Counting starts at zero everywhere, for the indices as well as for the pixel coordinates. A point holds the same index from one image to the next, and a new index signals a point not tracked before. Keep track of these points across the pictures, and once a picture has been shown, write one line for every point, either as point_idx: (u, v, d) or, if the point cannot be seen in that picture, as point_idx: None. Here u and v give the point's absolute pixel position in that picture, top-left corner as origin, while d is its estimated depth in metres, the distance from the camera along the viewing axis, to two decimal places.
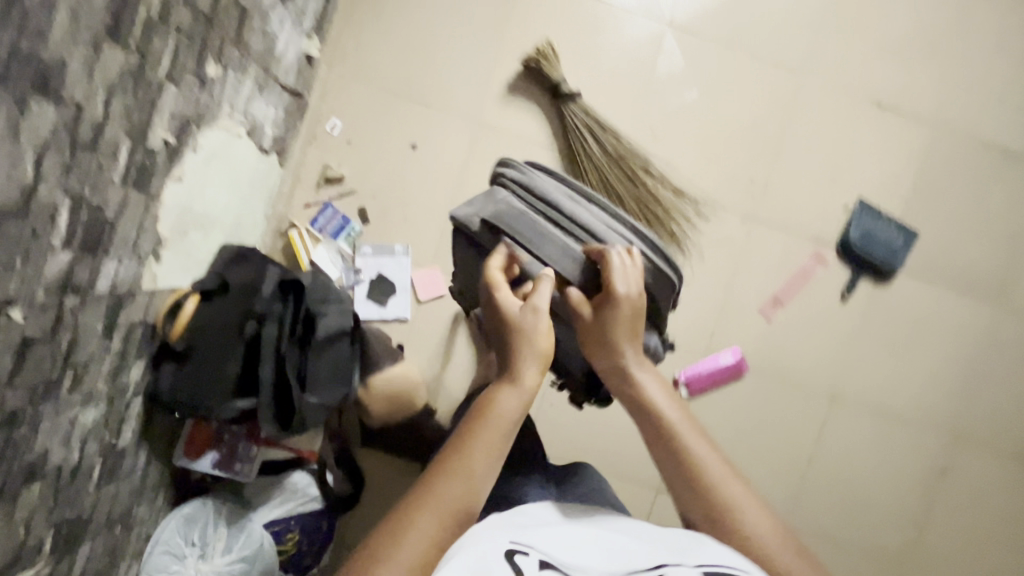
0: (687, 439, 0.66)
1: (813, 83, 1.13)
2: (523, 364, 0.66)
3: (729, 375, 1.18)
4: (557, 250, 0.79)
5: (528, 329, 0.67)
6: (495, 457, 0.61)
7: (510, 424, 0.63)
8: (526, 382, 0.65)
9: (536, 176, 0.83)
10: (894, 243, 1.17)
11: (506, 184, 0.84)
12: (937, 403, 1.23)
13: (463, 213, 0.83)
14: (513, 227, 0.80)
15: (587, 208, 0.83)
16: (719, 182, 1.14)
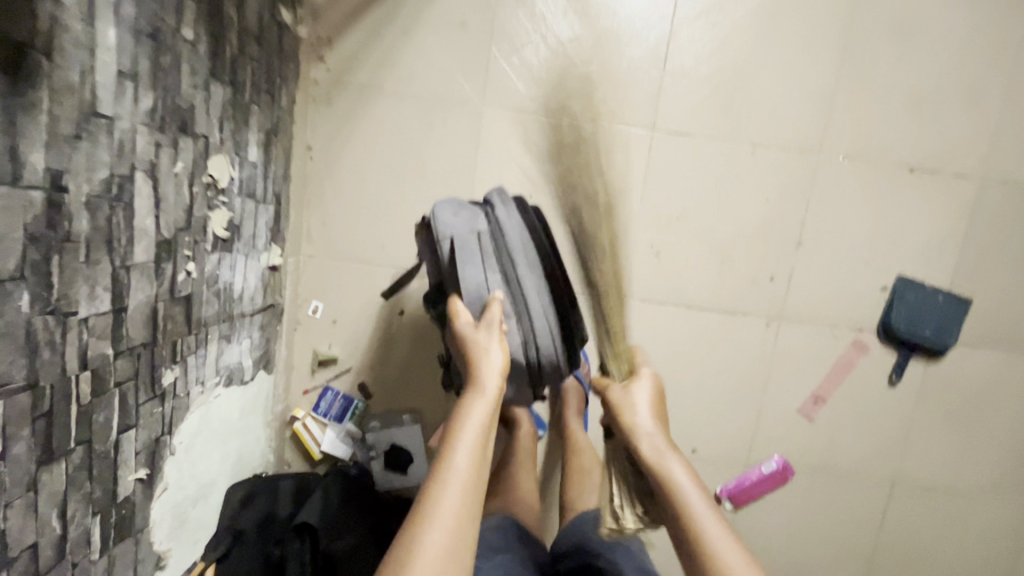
0: (728, 555, 0.62)
1: (825, 163, 1.00)
2: (483, 375, 0.70)
3: (776, 482, 1.10)
4: (473, 292, 0.77)
5: (483, 341, 0.72)
6: (478, 457, 0.65)
7: (484, 439, 0.67)
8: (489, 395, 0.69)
9: (520, 225, 0.81)
10: (944, 318, 1.04)
11: (492, 216, 0.81)
12: (1013, 475, 1.12)
13: (441, 216, 0.79)
14: (462, 250, 0.77)
15: (543, 285, 0.80)
16: (736, 288, 1.04)
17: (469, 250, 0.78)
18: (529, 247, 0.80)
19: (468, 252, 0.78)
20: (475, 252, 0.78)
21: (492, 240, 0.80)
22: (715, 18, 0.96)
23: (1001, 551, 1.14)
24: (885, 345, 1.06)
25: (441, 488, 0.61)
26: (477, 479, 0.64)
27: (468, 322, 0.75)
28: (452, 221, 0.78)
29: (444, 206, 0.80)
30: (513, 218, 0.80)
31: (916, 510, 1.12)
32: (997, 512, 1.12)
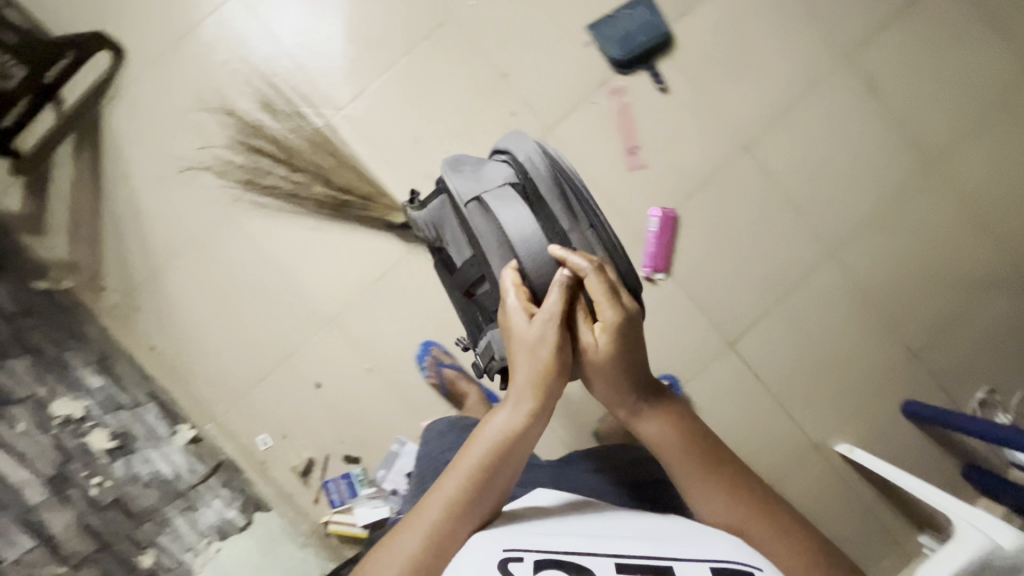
0: (728, 499, 0.68)
1: (463, 15, 1.16)
2: (513, 394, 0.70)
3: (672, 225, 1.19)
4: (528, 237, 0.82)
5: (532, 339, 0.71)
6: (495, 467, 0.66)
7: (485, 467, 0.66)
8: (508, 419, 0.68)
9: (539, 165, 0.92)
10: (643, 18, 1.16)
11: (512, 164, 0.95)
12: (810, 55, 1.21)
13: (460, 177, 0.94)
14: (498, 214, 0.86)
15: (581, 228, 0.89)
16: (500, 144, 1.17)
17: (507, 209, 0.86)
18: (558, 191, 0.90)
19: (509, 196, 0.87)
20: (513, 198, 0.87)
21: (520, 185, 0.90)
22: (303, 12, 1.14)
23: (865, 105, 1.22)
24: (630, 74, 1.19)
25: (434, 498, 0.64)
26: (469, 506, 0.64)
27: (513, 316, 0.74)
28: (477, 182, 0.91)
29: (475, 174, 0.93)
30: (535, 166, 0.92)
31: (778, 146, 1.22)
32: (828, 90, 1.21)
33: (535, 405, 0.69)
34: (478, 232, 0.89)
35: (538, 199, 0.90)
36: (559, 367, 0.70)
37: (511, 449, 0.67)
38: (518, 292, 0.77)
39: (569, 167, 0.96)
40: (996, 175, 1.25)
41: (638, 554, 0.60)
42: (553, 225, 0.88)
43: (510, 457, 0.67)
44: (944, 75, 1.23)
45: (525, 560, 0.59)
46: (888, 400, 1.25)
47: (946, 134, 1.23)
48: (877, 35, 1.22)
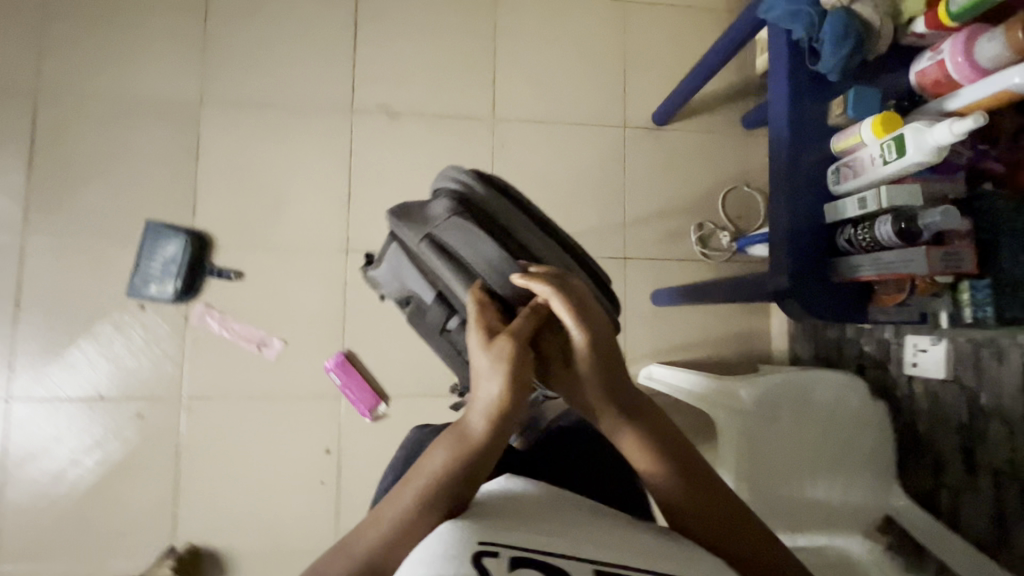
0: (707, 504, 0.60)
1: (20, 392, 1.08)
2: (475, 398, 0.61)
3: (350, 365, 1.15)
4: (486, 266, 0.71)
5: (490, 366, 0.60)
6: (430, 508, 0.58)
7: (453, 467, 0.59)
8: (475, 423, 0.61)
9: (483, 190, 0.74)
10: (160, 248, 1.11)
11: (448, 198, 0.74)
12: (321, 138, 1.20)
13: (401, 225, 0.75)
14: (458, 245, 0.72)
15: (546, 241, 0.75)
16: (153, 448, 1.10)
17: (468, 238, 0.71)
18: (508, 209, 0.75)
19: (462, 233, 0.71)
20: (468, 232, 0.71)
21: (468, 216, 0.72)
22: None
23: (401, 133, 1.22)
24: (200, 292, 1.13)
25: (363, 536, 0.58)
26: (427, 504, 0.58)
27: (470, 324, 0.65)
28: (426, 221, 0.73)
29: (415, 214, 0.75)
30: (479, 190, 0.74)
31: (369, 222, 1.19)
32: (362, 149, 1.21)
33: (480, 441, 0.60)
34: (434, 268, 0.74)
35: (486, 223, 0.73)
36: (522, 394, 0.60)
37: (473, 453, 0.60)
38: (479, 311, 0.65)
39: (516, 191, 0.79)
40: (544, 82, 1.28)
41: (617, 561, 0.52)
42: (510, 243, 0.73)
43: (477, 458, 0.60)
44: (432, 55, 1.24)
45: (498, 554, 0.50)
46: (638, 302, 1.26)
47: (477, 93, 1.25)
48: (355, 76, 1.21)
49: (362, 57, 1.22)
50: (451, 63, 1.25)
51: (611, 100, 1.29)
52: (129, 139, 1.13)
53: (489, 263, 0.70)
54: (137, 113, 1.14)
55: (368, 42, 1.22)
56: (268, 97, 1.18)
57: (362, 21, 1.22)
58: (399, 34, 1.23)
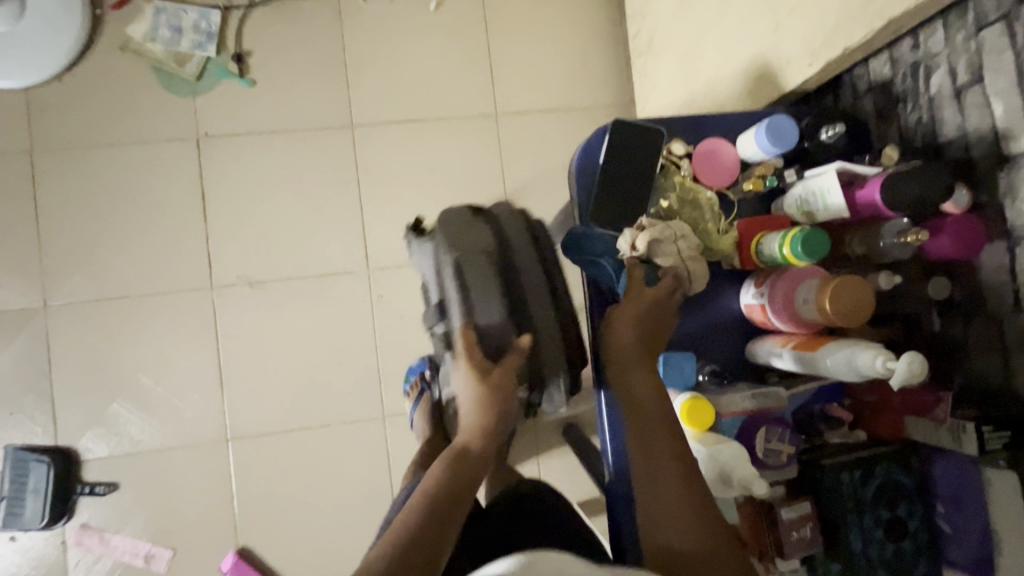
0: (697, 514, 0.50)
1: None
2: (464, 416, 0.69)
3: (246, 564, 1.08)
4: (489, 313, 0.68)
5: (488, 389, 0.66)
6: (435, 524, 0.59)
7: (449, 481, 0.64)
8: (468, 436, 0.67)
9: (514, 237, 0.72)
10: (20, 477, 1.03)
11: (487, 230, 0.71)
12: (182, 324, 1.11)
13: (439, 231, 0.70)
14: (472, 282, 0.68)
15: (547, 315, 0.71)
16: None
17: (484, 279, 0.69)
18: (530, 259, 0.72)
19: (483, 275, 0.68)
20: (486, 276, 0.69)
21: (490, 257, 0.69)
22: None
23: (268, 301, 1.13)
24: (74, 513, 1.06)
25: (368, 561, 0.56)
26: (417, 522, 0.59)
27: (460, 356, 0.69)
28: (453, 241, 0.70)
29: (454, 231, 0.71)
30: (515, 234, 0.72)
31: (246, 405, 1.11)
32: (229, 328, 1.12)
33: (479, 457, 0.66)
34: (444, 283, 0.70)
35: (506, 267, 0.70)
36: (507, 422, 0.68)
37: (467, 473, 0.65)
38: (467, 346, 0.68)
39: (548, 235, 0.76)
40: (418, 218, 1.18)
41: None
42: (519, 298, 0.71)
43: (468, 478, 0.65)
44: (291, 211, 1.15)
45: None
46: (549, 440, 1.18)
47: (346, 243, 1.16)
48: (210, 249, 1.12)
49: (214, 227, 1.13)
50: (313, 216, 1.15)
51: None
52: None
53: (491, 314, 0.68)
54: None
55: (219, 210, 1.13)
56: (117, 289, 1.10)
57: (208, 188, 1.13)
58: (251, 195, 1.14)
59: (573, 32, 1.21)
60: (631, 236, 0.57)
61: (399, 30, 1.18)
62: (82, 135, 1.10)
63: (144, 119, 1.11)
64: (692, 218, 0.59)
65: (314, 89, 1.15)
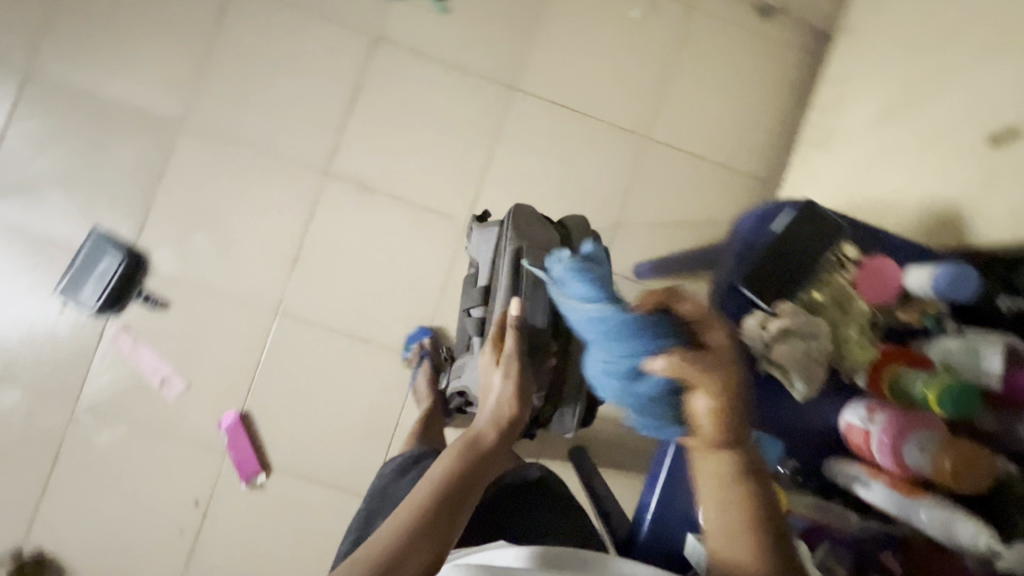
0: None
1: None
2: (484, 399, 0.75)
3: (243, 428, 1.13)
4: (529, 305, 0.83)
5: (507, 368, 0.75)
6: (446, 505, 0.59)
7: (462, 467, 0.65)
8: (484, 425, 0.71)
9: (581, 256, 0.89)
10: (96, 258, 1.10)
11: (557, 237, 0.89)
12: (286, 192, 1.15)
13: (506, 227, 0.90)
14: (529, 274, 0.85)
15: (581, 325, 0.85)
16: (29, 450, 1.10)
17: (534, 271, 0.85)
18: None
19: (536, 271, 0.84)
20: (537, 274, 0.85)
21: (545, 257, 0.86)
22: None
23: (366, 208, 1.17)
24: (120, 311, 1.12)
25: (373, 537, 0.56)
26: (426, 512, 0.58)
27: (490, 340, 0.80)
28: (526, 237, 0.88)
29: (531, 230, 0.88)
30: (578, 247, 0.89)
31: (305, 290, 1.15)
32: (323, 215, 1.16)
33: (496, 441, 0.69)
34: (501, 270, 0.89)
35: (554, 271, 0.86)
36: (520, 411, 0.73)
37: (495, 448, 0.69)
38: (497, 332, 0.80)
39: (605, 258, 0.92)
40: (531, 197, 1.19)
41: None
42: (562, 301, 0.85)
43: (487, 460, 0.67)
44: (423, 138, 1.18)
45: None
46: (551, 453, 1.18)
47: (457, 189, 1.18)
48: (338, 139, 1.16)
49: (351, 122, 1.17)
50: (440, 152, 1.18)
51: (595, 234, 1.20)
52: (104, 144, 1.13)
53: (532, 305, 0.83)
54: (117, 121, 1.13)
55: (363, 109, 1.17)
56: (246, 136, 1.15)
57: (363, 84, 1.17)
58: (396, 108, 1.17)
59: (751, 97, 1.21)
60: (772, 317, 0.63)
61: (593, 23, 1.20)
62: None
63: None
64: (840, 321, 0.66)
65: (494, 40, 1.18)
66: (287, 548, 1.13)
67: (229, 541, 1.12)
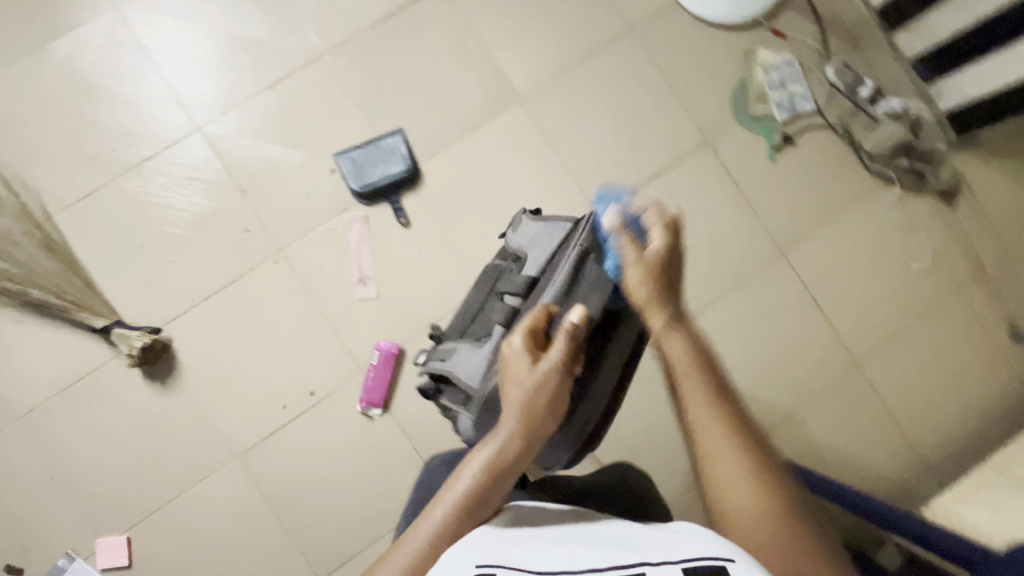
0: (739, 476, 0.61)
1: (208, 132, 1.18)
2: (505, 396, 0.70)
3: (393, 361, 1.16)
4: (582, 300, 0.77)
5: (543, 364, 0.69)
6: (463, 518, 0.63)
7: (478, 481, 0.64)
8: (511, 441, 0.66)
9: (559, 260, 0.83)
10: (386, 155, 1.18)
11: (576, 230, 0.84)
12: (559, 206, 1.22)
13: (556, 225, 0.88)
14: (586, 279, 0.79)
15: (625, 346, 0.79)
16: (223, 258, 1.15)
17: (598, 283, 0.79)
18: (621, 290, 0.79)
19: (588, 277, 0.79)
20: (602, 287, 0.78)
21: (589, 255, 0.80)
22: (43, 111, 1.14)
23: None
24: (370, 205, 1.20)
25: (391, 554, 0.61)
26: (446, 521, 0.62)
27: (518, 331, 0.73)
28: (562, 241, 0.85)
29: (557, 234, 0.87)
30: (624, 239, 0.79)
31: None
32: None
33: (518, 446, 0.66)
34: (554, 269, 0.83)
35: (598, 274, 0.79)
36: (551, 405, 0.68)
37: (507, 470, 0.65)
38: (534, 321, 0.73)
39: None
40: (738, 347, 1.25)
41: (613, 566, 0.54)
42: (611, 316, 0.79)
43: (500, 483, 0.64)
44: (689, 241, 1.25)
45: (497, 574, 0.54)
46: None
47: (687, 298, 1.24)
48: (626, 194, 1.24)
49: (645, 190, 1.25)
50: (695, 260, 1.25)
51: (768, 413, 1.24)
52: (455, 74, 1.23)
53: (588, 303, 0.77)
54: (477, 65, 1.24)
55: (660, 187, 1.25)
56: (560, 144, 1.24)
57: (674, 169, 1.26)
58: (685, 204, 1.25)
59: (966, 397, 1.26)
60: None
61: (877, 248, 1.27)
62: (665, 57, 1.26)
63: (702, 96, 1.27)
64: None
65: (793, 206, 1.27)
66: (355, 484, 1.15)
67: (315, 445, 1.15)
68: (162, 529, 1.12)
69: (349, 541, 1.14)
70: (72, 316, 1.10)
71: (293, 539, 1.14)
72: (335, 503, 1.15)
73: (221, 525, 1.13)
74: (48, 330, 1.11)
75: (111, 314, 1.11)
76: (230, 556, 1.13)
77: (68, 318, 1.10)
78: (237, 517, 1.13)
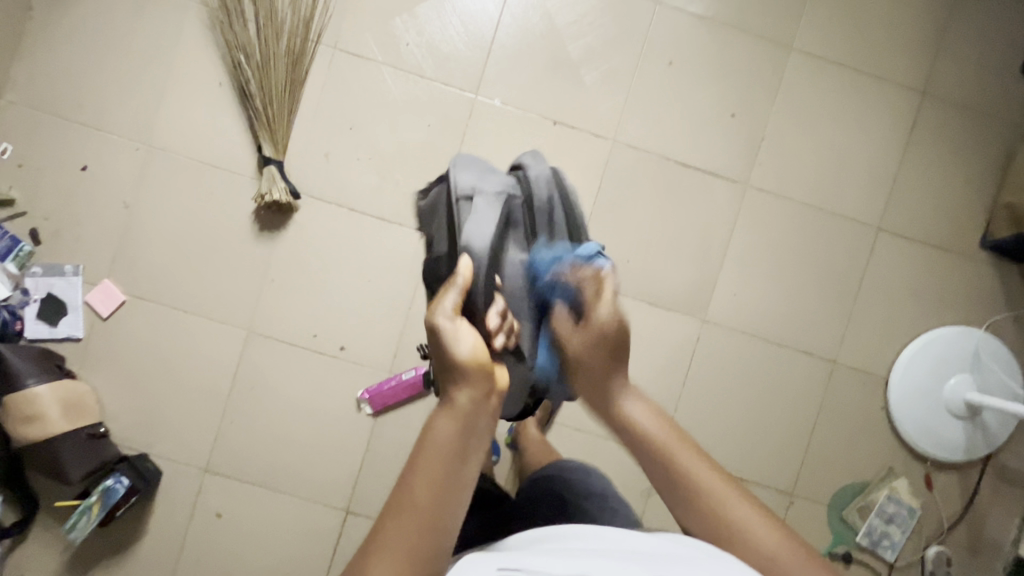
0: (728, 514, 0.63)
1: (481, 104, 1.17)
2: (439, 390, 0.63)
3: (414, 393, 1.16)
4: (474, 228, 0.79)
5: (447, 332, 0.65)
6: (424, 519, 0.54)
7: (426, 483, 0.56)
8: (439, 422, 0.59)
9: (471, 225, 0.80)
10: None
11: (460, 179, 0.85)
12: None
13: (457, 176, 0.86)
14: (482, 222, 0.79)
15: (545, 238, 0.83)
16: (392, 198, 1.16)
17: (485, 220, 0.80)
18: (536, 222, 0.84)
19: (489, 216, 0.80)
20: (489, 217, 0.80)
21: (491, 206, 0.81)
22: None
23: (629, 498, 1.20)
24: None
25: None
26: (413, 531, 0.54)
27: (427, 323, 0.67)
28: (472, 182, 0.84)
29: (462, 173, 0.86)
30: (538, 187, 0.85)
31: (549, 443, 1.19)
32: (620, 457, 1.20)
33: (453, 430, 0.59)
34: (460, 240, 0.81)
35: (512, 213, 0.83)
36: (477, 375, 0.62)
37: (474, 417, 0.60)
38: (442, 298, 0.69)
39: (510, 184, 0.86)
40: None
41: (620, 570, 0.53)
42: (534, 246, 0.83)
43: (452, 471, 0.57)
44: None
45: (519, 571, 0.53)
46: None
47: None
48: None
49: None
50: None
51: None
52: (683, 254, 1.20)
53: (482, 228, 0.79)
54: (705, 264, 1.21)
55: None
56: (694, 382, 1.21)
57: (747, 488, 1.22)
58: None
59: None
60: None
61: None
62: (832, 407, 1.23)
63: (825, 461, 1.23)
64: None
65: None
66: (299, 440, 1.16)
67: (304, 385, 1.16)
68: (150, 321, 1.15)
69: (252, 472, 1.16)
70: (257, 124, 1.12)
71: (221, 425, 1.16)
72: (273, 435, 1.16)
73: (188, 364, 1.15)
74: (234, 115, 1.14)
75: (281, 152, 1.13)
76: (171, 386, 1.16)
77: (253, 122, 1.12)
78: (203, 371, 1.15)
